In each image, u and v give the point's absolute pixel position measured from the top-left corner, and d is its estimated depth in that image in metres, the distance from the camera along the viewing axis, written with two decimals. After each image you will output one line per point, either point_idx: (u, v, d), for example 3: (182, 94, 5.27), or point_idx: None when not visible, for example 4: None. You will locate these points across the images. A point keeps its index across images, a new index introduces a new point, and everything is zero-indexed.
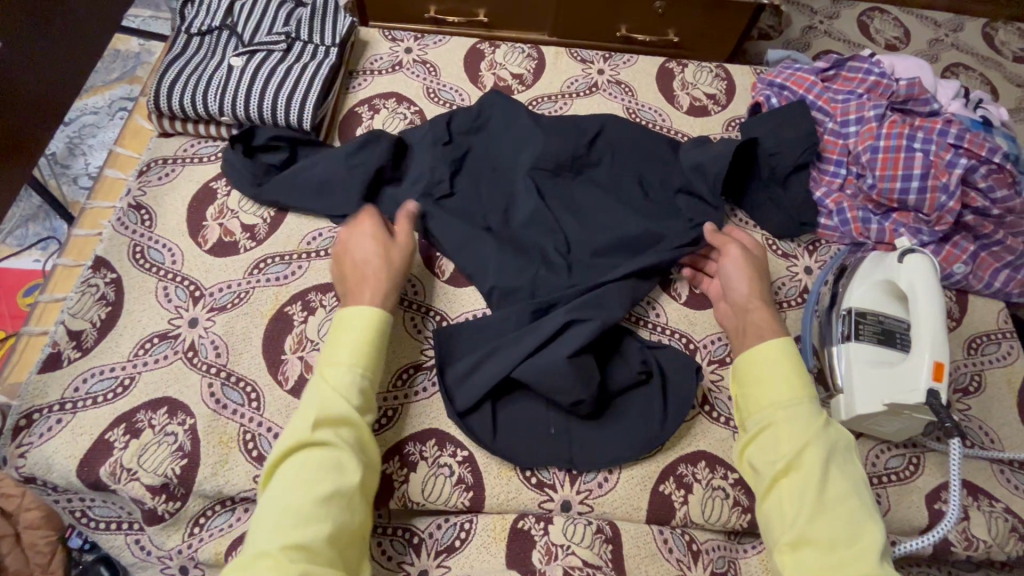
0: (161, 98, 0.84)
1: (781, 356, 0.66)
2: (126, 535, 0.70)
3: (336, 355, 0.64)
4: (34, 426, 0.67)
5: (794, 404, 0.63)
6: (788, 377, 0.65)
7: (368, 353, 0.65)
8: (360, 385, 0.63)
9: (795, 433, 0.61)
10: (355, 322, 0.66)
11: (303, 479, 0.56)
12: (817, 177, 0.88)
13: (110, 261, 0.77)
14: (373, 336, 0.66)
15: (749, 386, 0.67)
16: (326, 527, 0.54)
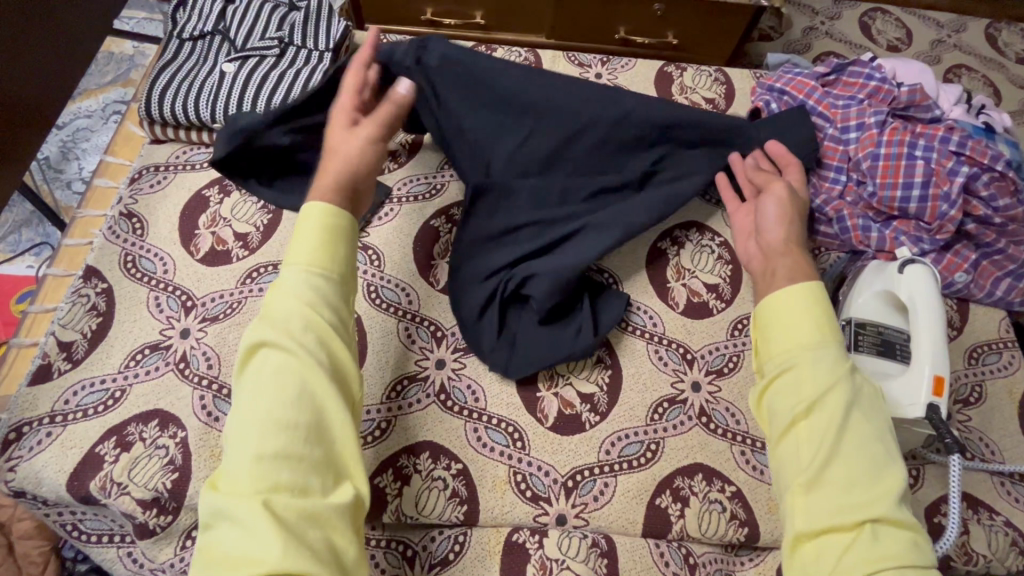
0: (152, 104, 0.83)
1: (811, 301, 0.62)
2: (118, 548, 0.69)
3: (293, 253, 0.61)
4: (24, 440, 0.67)
5: (823, 348, 0.59)
6: (814, 321, 0.61)
7: (328, 253, 0.61)
8: (315, 285, 0.60)
9: (821, 376, 0.57)
10: (311, 219, 0.62)
11: (265, 382, 0.55)
12: (817, 184, 0.86)
13: (101, 270, 0.77)
14: (336, 236, 0.63)
15: (770, 326, 0.63)
16: (300, 432, 0.53)
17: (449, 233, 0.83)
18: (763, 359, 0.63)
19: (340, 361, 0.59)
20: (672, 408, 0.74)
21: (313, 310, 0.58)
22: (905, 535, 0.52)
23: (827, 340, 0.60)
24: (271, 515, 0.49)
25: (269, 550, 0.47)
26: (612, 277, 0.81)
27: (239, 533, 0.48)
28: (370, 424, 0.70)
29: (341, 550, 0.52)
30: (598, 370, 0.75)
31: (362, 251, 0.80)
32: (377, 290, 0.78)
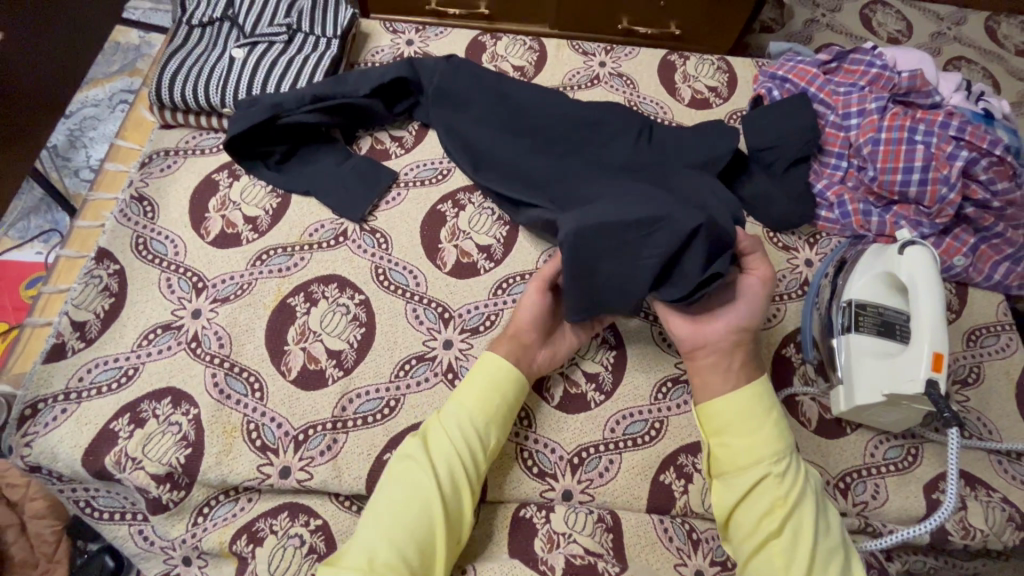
0: (163, 90, 0.84)
1: (766, 406, 0.65)
2: (131, 526, 0.70)
3: (466, 386, 0.68)
4: (39, 416, 0.68)
5: (789, 459, 0.63)
6: (774, 431, 0.64)
7: (490, 401, 0.66)
8: (471, 421, 0.65)
9: (790, 489, 0.61)
10: (492, 367, 0.68)
11: (401, 493, 0.61)
12: (818, 170, 0.88)
13: (113, 252, 0.78)
14: (501, 389, 0.67)
15: (728, 433, 0.65)
16: (411, 546, 0.58)
17: (455, 217, 0.84)
18: (715, 458, 0.66)
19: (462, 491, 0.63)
20: (676, 387, 0.75)
21: (461, 446, 0.63)
22: None
23: (787, 449, 0.63)
24: None
25: None
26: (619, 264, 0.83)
27: None
28: (379, 403, 0.72)
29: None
30: (602, 350, 0.76)
31: (370, 235, 0.81)
32: (384, 273, 0.79)
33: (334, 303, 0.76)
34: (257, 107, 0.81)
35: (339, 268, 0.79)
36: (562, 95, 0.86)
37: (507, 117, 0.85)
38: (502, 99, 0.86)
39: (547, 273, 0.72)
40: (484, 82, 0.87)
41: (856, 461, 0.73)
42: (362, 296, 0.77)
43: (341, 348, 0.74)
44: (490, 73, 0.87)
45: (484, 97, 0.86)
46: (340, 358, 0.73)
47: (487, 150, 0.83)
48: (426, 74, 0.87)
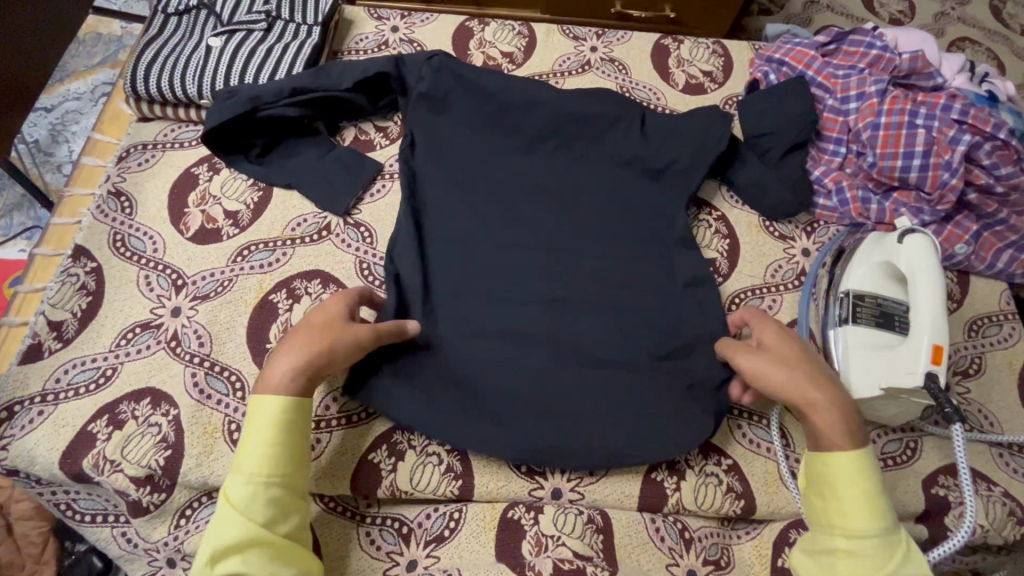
0: (138, 81, 0.81)
1: (854, 476, 0.56)
2: (112, 528, 0.69)
3: (241, 462, 0.56)
4: (16, 418, 0.66)
5: (868, 541, 0.54)
6: (859, 504, 0.55)
7: (273, 457, 0.56)
8: (266, 498, 0.55)
9: (862, 572, 0.54)
10: (268, 412, 0.57)
11: None
12: (816, 156, 0.86)
13: (90, 249, 0.76)
14: (281, 435, 0.57)
15: (820, 493, 0.58)
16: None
17: None
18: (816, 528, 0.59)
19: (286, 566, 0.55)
20: None
21: (261, 530, 0.54)
22: None
23: (875, 532, 0.54)
24: None
25: None
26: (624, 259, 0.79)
27: None
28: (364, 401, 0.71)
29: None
30: None
31: (354, 228, 0.80)
32: (369, 267, 0.78)
33: (316, 299, 0.75)
34: (235, 100, 0.78)
35: (322, 263, 0.77)
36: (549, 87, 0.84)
37: (489, 112, 0.83)
38: (488, 96, 0.83)
39: (384, 328, 0.66)
40: (464, 75, 0.83)
41: None
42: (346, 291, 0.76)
43: None
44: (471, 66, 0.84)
45: (469, 93, 0.83)
46: None
47: (463, 159, 0.81)
48: (403, 65, 0.83)
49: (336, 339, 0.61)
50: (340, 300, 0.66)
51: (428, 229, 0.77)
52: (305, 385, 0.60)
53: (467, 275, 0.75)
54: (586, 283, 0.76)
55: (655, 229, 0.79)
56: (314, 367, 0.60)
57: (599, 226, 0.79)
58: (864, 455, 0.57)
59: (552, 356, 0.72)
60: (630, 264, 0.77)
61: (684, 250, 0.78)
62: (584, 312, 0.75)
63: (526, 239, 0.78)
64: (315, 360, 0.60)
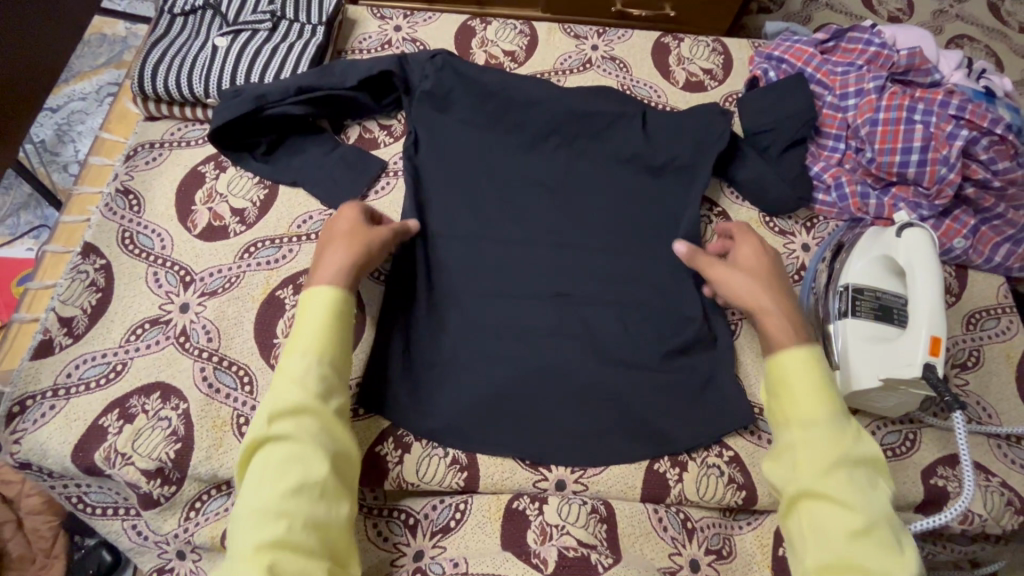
0: (145, 81, 0.82)
1: (804, 367, 0.61)
2: (124, 520, 0.70)
3: (293, 344, 0.61)
4: (28, 413, 0.67)
5: (819, 425, 0.58)
6: (810, 393, 0.60)
7: (328, 338, 0.62)
8: (316, 372, 0.60)
9: (819, 457, 0.57)
10: (316, 303, 0.63)
11: (266, 474, 0.55)
12: (815, 152, 0.87)
13: (99, 247, 0.77)
14: (335, 317, 0.63)
15: (780, 395, 0.62)
16: (299, 518, 0.53)
17: None
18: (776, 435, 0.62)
19: (339, 444, 0.59)
20: None
21: (315, 399, 0.59)
22: None
23: (825, 418, 0.59)
24: None
25: None
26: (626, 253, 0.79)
27: None
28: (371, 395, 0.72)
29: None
30: None
31: None
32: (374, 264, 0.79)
33: None
34: (240, 98, 0.79)
35: None
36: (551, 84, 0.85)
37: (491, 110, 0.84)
38: (491, 93, 0.84)
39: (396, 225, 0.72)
40: (464, 73, 0.84)
41: None
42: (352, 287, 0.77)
43: None
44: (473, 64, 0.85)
45: (471, 90, 0.84)
46: None
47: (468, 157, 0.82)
48: (404, 64, 0.84)
49: (368, 241, 0.68)
50: (352, 209, 0.71)
51: (432, 225, 0.79)
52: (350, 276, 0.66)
53: (471, 270, 0.76)
54: (588, 278, 0.77)
55: (656, 224, 0.80)
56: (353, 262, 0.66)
57: (601, 220, 0.80)
58: (811, 350, 0.62)
59: (557, 346, 0.73)
60: (632, 260, 0.78)
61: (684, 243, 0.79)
62: (587, 305, 0.75)
63: (529, 234, 0.79)
64: (357, 261, 0.66)
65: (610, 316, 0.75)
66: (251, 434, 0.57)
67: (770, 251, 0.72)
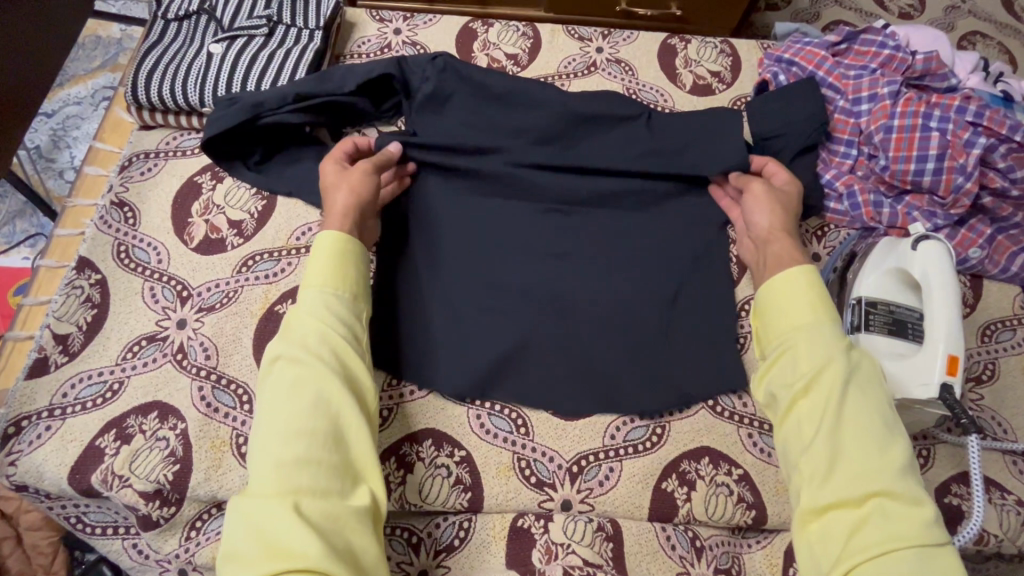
0: (139, 89, 0.81)
1: (781, 289, 0.65)
2: (124, 540, 0.69)
3: (311, 274, 0.65)
4: (23, 433, 0.66)
5: (794, 337, 0.62)
6: (790, 309, 0.64)
7: (337, 274, 0.65)
8: (332, 302, 0.63)
9: (800, 364, 0.60)
10: (325, 240, 0.66)
11: (286, 389, 0.58)
12: (826, 159, 0.84)
13: (94, 261, 0.75)
14: (343, 254, 0.66)
15: (770, 321, 0.65)
16: (318, 439, 0.55)
17: None
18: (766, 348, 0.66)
19: (353, 373, 0.61)
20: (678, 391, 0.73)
21: (333, 326, 0.62)
22: (902, 519, 0.51)
23: (806, 332, 0.61)
24: (290, 511, 0.51)
25: (303, 545, 0.49)
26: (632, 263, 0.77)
27: (266, 523, 0.51)
28: None
29: (356, 545, 0.53)
30: None
31: None
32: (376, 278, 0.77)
33: None
34: (237, 105, 0.77)
35: None
36: (556, 90, 0.83)
37: (492, 117, 0.82)
38: (493, 99, 0.82)
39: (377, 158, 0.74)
40: (468, 78, 0.82)
41: None
42: None
43: None
44: (477, 69, 0.82)
45: (472, 97, 0.82)
46: None
47: (470, 166, 0.80)
48: (406, 69, 0.82)
49: (354, 177, 0.72)
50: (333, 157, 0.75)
51: (433, 237, 0.77)
52: (352, 216, 0.70)
53: (474, 284, 0.75)
54: (594, 290, 0.75)
55: (662, 235, 0.79)
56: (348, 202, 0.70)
57: (606, 232, 0.79)
58: (805, 269, 0.65)
59: (562, 362, 0.72)
60: (638, 272, 0.76)
61: (690, 256, 0.78)
62: (593, 318, 0.74)
63: (532, 246, 0.77)
64: (355, 203, 0.70)
65: (615, 330, 0.73)
66: (271, 353, 0.61)
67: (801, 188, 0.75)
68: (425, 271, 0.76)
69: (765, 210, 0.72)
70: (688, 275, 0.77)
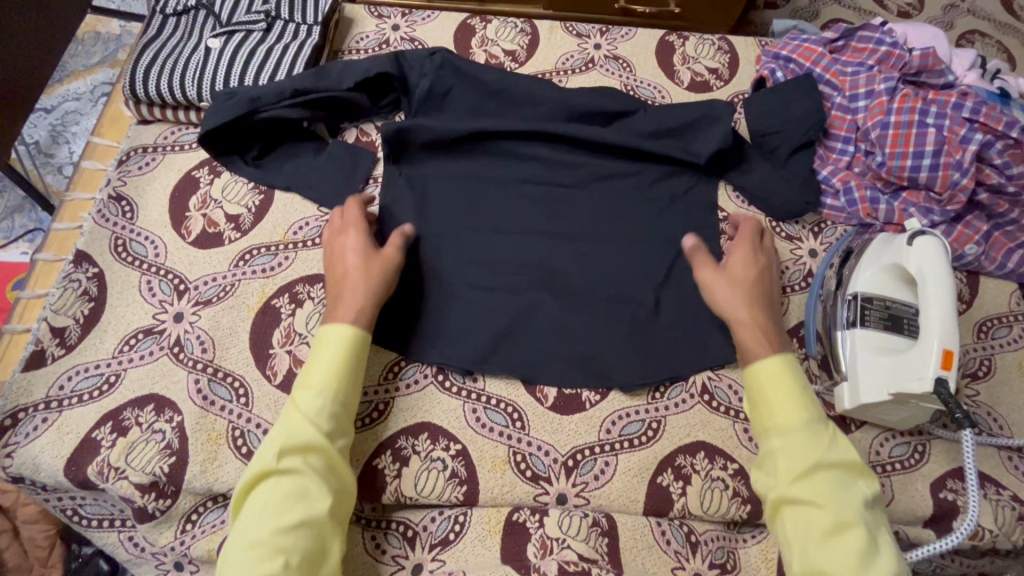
0: (137, 83, 0.81)
1: (780, 384, 0.63)
2: (120, 533, 0.69)
3: (311, 374, 0.63)
4: (20, 426, 0.66)
5: (793, 435, 0.60)
6: (786, 404, 0.62)
7: (340, 375, 0.63)
8: (331, 409, 0.61)
9: (795, 466, 0.59)
10: (334, 338, 0.64)
11: (272, 499, 0.56)
12: (823, 155, 0.84)
13: (91, 255, 0.75)
14: (350, 356, 0.64)
15: (762, 415, 0.63)
16: (295, 559, 0.54)
17: None
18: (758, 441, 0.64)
19: (340, 483, 0.61)
20: (674, 385, 0.73)
21: (328, 438, 0.60)
22: None
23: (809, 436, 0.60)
24: None
25: None
26: (630, 260, 0.77)
27: None
28: (369, 405, 0.70)
29: None
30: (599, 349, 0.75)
31: None
32: None
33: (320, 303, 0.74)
34: (234, 100, 0.77)
35: (323, 267, 0.76)
36: (554, 87, 0.83)
37: (489, 114, 0.83)
38: (490, 95, 0.83)
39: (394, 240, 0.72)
40: (465, 74, 0.82)
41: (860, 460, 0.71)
42: None
43: None
44: (475, 65, 0.82)
45: (470, 92, 0.82)
46: None
47: (467, 160, 0.81)
48: (403, 64, 0.82)
49: (385, 267, 0.69)
50: (350, 232, 0.71)
51: (429, 232, 0.77)
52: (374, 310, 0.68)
53: (471, 280, 0.75)
54: (591, 286, 0.75)
55: (658, 231, 0.79)
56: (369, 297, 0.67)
57: (603, 228, 0.79)
58: (783, 358, 0.64)
59: (558, 356, 0.73)
60: (634, 267, 0.77)
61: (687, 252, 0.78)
62: (589, 314, 0.74)
63: (529, 241, 0.77)
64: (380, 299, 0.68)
65: (611, 326, 0.73)
66: (259, 462, 0.58)
67: (762, 259, 0.71)
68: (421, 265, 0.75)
69: (727, 292, 0.68)
70: (685, 271, 0.77)
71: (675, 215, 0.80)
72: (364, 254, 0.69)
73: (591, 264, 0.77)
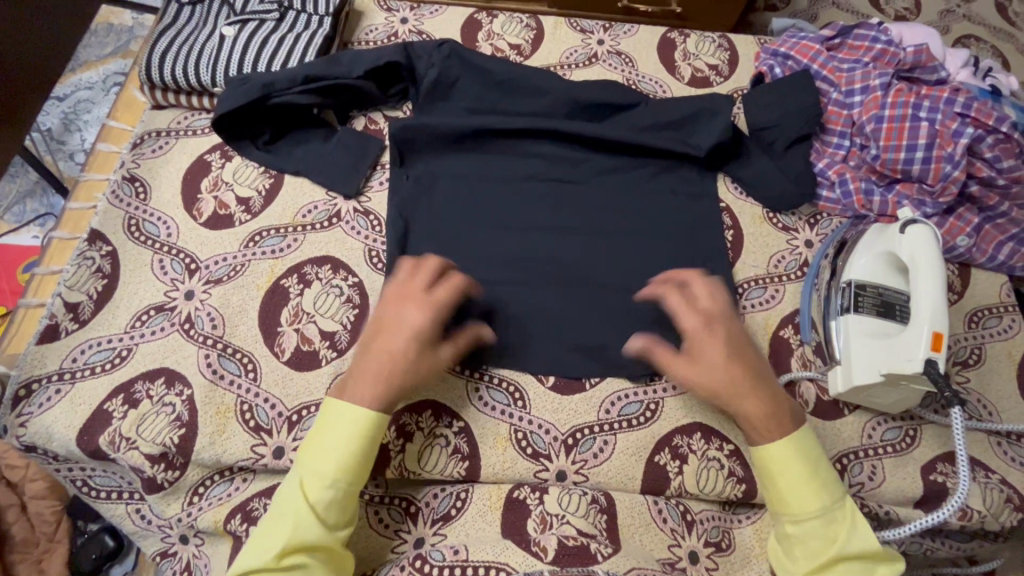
0: (153, 68, 0.83)
1: (792, 466, 0.61)
2: (127, 505, 0.71)
3: (322, 462, 0.58)
4: (34, 396, 0.68)
5: (810, 523, 0.59)
6: (800, 488, 0.60)
7: (354, 464, 0.59)
8: (339, 499, 0.58)
9: (814, 554, 0.59)
10: (349, 423, 0.59)
11: None
12: (819, 149, 0.87)
13: (105, 234, 0.77)
14: (368, 445, 0.60)
15: (774, 492, 0.62)
16: None
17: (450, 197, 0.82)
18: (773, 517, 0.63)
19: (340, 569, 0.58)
20: None
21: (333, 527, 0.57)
22: None
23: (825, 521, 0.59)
24: None
25: None
26: (630, 247, 0.79)
27: None
28: None
29: None
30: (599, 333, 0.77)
31: (364, 216, 0.81)
32: (379, 256, 0.78)
33: (327, 285, 0.76)
34: (247, 85, 0.79)
35: (331, 250, 0.78)
36: (558, 78, 0.85)
37: (495, 104, 0.85)
38: (496, 85, 0.85)
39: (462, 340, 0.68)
40: (473, 65, 0.84)
41: (854, 443, 0.72)
42: (356, 278, 0.77)
43: (335, 330, 0.74)
44: (481, 55, 0.84)
45: (476, 82, 0.85)
46: (334, 338, 0.73)
47: (472, 149, 0.83)
48: (413, 53, 0.84)
49: (434, 363, 0.64)
50: (419, 305, 0.64)
51: (437, 218, 0.79)
52: (396, 398, 0.62)
53: (476, 264, 0.77)
54: (592, 272, 0.77)
55: (658, 219, 0.81)
56: (397, 384, 0.61)
57: (604, 216, 0.81)
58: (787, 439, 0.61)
59: (559, 338, 0.74)
60: (634, 254, 0.79)
61: (686, 241, 0.80)
62: (590, 299, 0.76)
63: (532, 227, 0.79)
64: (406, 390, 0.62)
65: (611, 310, 0.75)
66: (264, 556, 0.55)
67: (720, 328, 0.65)
68: (427, 249, 0.78)
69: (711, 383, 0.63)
70: (683, 259, 0.79)
71: (674, 205, 0.82)
72: (421, 338, 0.63)
73: (592, 251, 0.79)
